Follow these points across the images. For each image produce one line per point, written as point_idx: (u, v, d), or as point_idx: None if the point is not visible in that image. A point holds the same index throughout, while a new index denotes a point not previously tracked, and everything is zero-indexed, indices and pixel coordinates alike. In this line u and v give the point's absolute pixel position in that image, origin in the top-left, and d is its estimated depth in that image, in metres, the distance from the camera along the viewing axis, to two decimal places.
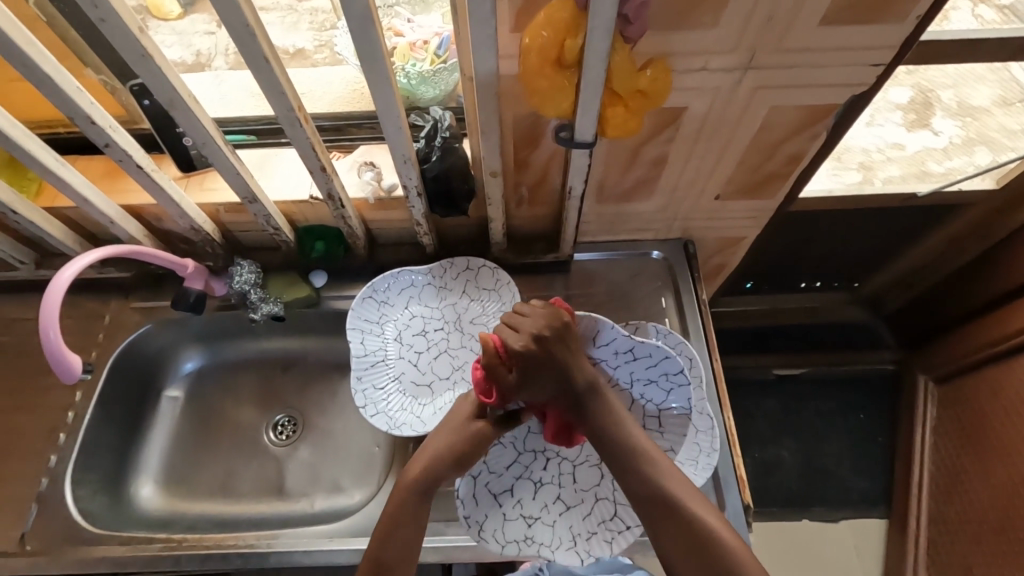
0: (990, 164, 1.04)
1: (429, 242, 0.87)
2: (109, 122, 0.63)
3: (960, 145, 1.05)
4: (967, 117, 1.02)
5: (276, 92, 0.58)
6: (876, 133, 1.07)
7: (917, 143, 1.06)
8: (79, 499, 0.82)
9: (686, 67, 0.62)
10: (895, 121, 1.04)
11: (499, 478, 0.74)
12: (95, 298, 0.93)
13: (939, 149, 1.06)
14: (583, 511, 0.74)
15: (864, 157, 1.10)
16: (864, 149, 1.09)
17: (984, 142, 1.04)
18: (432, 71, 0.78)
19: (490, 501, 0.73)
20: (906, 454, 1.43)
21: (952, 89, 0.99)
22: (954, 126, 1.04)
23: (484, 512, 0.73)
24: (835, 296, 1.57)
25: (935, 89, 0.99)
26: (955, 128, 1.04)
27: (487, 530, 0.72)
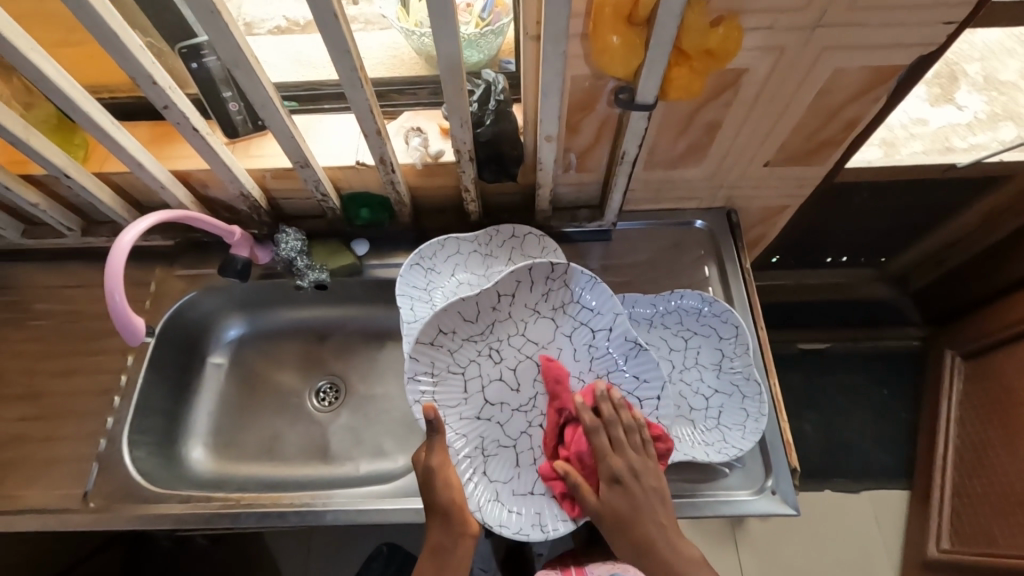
0: (1016, 139, 1.04)
1: (475, 210, 0.87)
2: (168, 83, 0.63)
3: (984, 121, 1.04)
4: (993, 92, 1.04)
5: (341, 52, 0.57)
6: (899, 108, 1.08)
7: (941, 118, 1.06)
8: (135, 458, 0.84)
9: (754, 26, 0.60)
10: (918, 94, 1.06)
11: (517, 479, 0.76)
12: (141, 266, 0.94)
13: (963, 124, 1.05)
14: None
15: (886, 132, 1.07)
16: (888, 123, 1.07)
17: (1009, 118, 1.04)
18: (479, 34, 0.76)
19: (529, 500, 0.74)
20: (931, 426, 1.44)
21: (979, 62, 1.03)
22: (979, 102, 1.04)
23: (534, 512, 0.73)
24: (863, 272, 1.58)
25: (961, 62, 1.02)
26: (980, 103, 1.05)
27: (546, 520, 0.72)
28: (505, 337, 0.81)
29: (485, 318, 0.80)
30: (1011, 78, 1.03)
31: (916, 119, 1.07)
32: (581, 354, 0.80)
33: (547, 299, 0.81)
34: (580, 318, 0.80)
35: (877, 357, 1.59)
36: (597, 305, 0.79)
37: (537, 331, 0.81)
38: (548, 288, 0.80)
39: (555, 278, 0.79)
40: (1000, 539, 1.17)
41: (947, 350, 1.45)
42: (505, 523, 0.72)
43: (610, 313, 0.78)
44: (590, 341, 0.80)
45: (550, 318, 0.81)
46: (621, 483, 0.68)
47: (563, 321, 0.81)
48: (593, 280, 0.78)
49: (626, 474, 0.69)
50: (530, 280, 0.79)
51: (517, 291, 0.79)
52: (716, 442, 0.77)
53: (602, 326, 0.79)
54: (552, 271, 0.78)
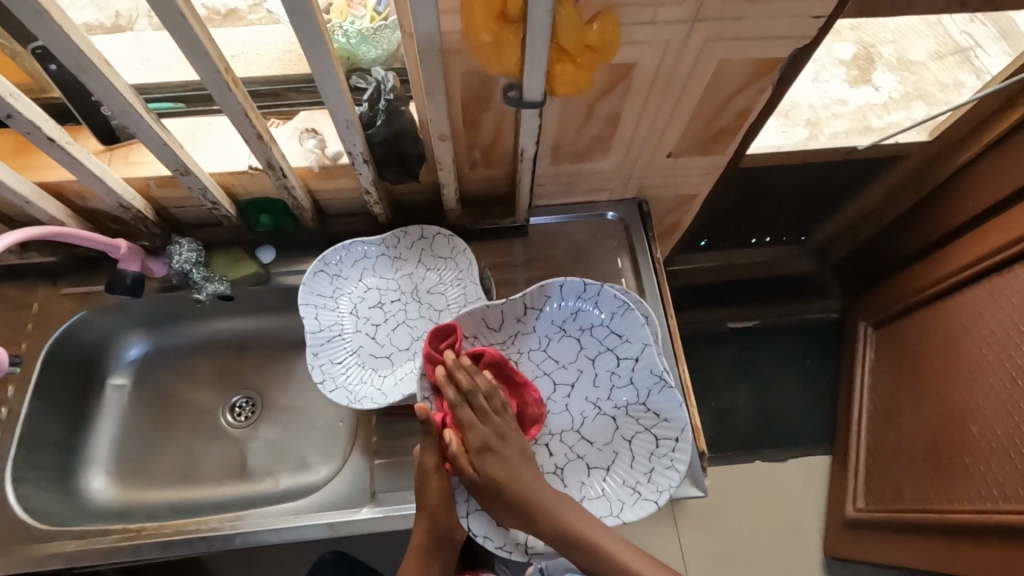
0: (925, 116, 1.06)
1: (381, 212, 0.84)
2: (9, 90, 0.57)
3: (898, 100, 1.09)
4: (905, 73, 1.08)
5: (199, 53, 0.53)
6: (822, 90, 1.11)
7: (860, 99, 1.08)
8: (23, 496, 0.78)
9: (635, 20, 0.60)
10: (839, 77, 1.09)
11: None
12: (19, 285, 0.87)
13: (880, 104, 1.09)
14: (624, 459, 0.73)
15: (810, 114, 1.12)
16: (810, 105, 1.11)
17: (921, 96, 1.07)
18: (373, 29, 0.73)
19: None
20: (848, 394, 1.53)
21: (892, 44, 1.07)
22: (893, 81, 1.08)
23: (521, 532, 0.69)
24: (786, 250, 1.64)
25: (875, 45, 1.06)
26: (894, 83, 1.09)
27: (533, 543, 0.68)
28: (526, 351, 0.78)
29: (508, 328, 0.77)
30: (920, 57, 1.08)
31: (836, 99, 1.09)
32: (603, 381, 0.76)
33: (575, 318, 0.76)
34: (607, 343, 0.75)
35: (801, 330, 1.67)
36: (627, 332, 0.74)
37: (560, 349, 0.77)
38: (576, 308, 0.76)
39: (587, 297, 0.75)
40: (905, 494, 1.26)
41: (860, 321, 1.54)
42: (488, 535, 0.69)
43: (639, 341, 0.73)
44: (616, 367, 0.75)
45: (575, 339, 0.77)
46: (488, 447, 0.67)
47: (589, 343, 0.76)
48: (624, 305, 0.73)
49: (492, 439, 0.67)
50: (561, 296, 0.76)
51: (544, 305, 0.76)
52: None
53: (628, 355, 0.74)
54: (584, 289, 0.75)
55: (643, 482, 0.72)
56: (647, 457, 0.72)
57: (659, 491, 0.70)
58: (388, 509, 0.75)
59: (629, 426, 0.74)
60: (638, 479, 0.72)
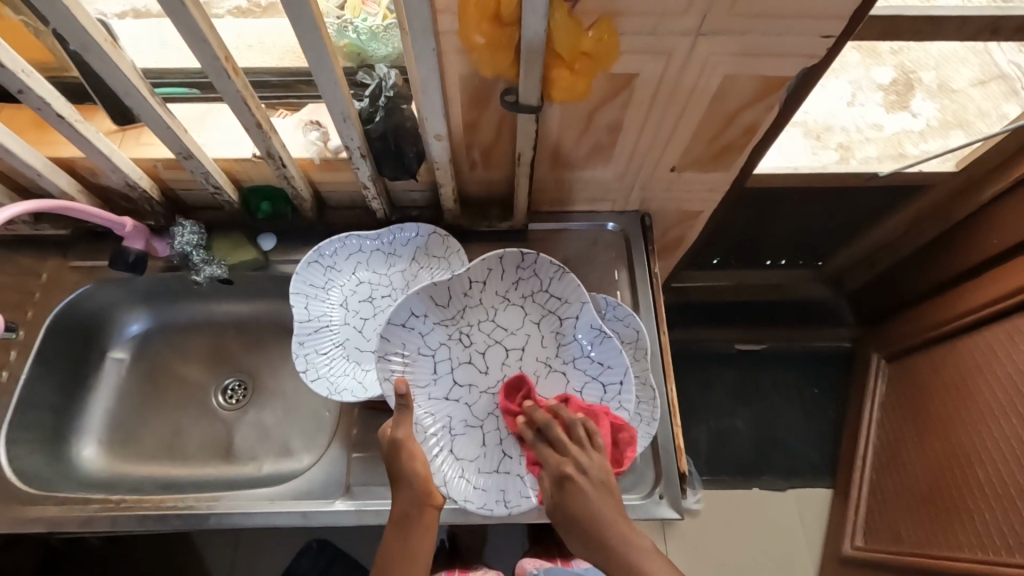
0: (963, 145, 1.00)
1: (379, 208, 0.85)
2: (21, 67, 0.59)
3: (937, 128, 1.03)
4: (945, 100, 1.02)
5: (199, 40, 0.55)
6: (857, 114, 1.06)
7: (896, 125, 1.05)
8: (15, 458, 0.81)
9: (635, 30, 0.60)
10: (875, 101, 1.04)
11: (483, 458, 0.75)
12: (30, 255, 0.90)
13: (916, 131, 1.04)
14: None
15: (843, 137, 1.07)
16: (845, 129, 1.06)
17: (961, 125, 1.02)
18: (384, 27, 0.74)
19: (493, 478, 0.73)
20: (855, 427, 1.48)
21: (934, 70, 1.02)
22: (931, 108, 1.03)
23: (498, 490, 0.73)
24: (800, 273, 1.60)
25: (916, 71, 1.02)
26: (933, 110, 1.04)
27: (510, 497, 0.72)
28: (476, 322, 0.79)
29: (457, 303, 0.79)
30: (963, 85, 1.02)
31: (872, 123, 1.05)
32: (549, 342, 0.79)
33: (518, 287, 0.79)
34: (548, 306, 0.79)
35: (810, 357, 1.62)
36: (567, 294, 0.78)
37: (506, 317, 0.80)
38: (519, 278, 0.79)
39: (527, 267, 0.78)
40: (905, 535, 1.21)
41: (873, 353, 1.49)
42: (468, 499, 0.71)
43: (577, 301, 0.78)
44: (558, 328, 0.79)
45: (520, 306, 0.80)
46: (567, 476, 0.62)
47: (532, 309, 0.80)
48: (561, 270, 0.77)
49: (573, 470, 0.62)
50: (502, 268, 0.78)
51: (487, 278, 0.79)
52: None
53: (569, 314, 0.78)
54: (521, 260, 0.78)
55: None
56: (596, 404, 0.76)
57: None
58: (361, 503, 0.76)
59: (575, 378, 0.78)
60: None
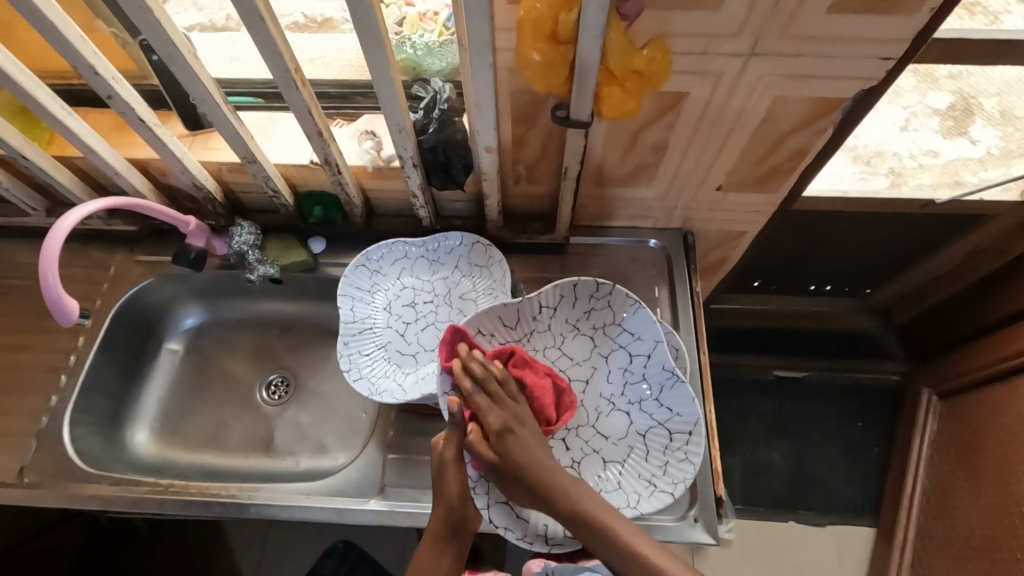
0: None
1: (426, 216, 0.87)
2: (112, 75, 0.65)
3: (997, 156, 1.00)
4: (1008, 128, 0.99)
5: (273, 53, 0.59)
6: (911, 139, 1.03)
7: (952, 151, 1.01)
8: (76, 438, 0.86)
9: (687, 50, 0.61)
10: (931, 128, 1.00)
11: None
12: (101, 249, 0.96)
13: (975, 159, 1.01)
14: (640, 453, 0.74)
15: (895, 163, 1.04)
16: (896, 154, 1.04)
17: None
18: (439, 43, 0.77)
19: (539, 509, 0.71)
20: (901, 464, 1.41)
21: (996, 97, 0.96)
22: (993, 136, 1.00)
23: (541, 522, 0.70)
24: (845, 304, 1.54)
25: (977, 96, 0.96)
26: (995, 138, 1.00)
27: (552, 533, 0.69)
28: (541, 348, 0.79)
29: (524, 326, 0.79)
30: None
31: (927, 150, 1.03)
32: (616, 377, 0.78)
33: (589, 317, 0.79)
34: (620, 341, 0.78)
35: (854, 389, 1.56)
36: (639, 330, 0.77)
37: (574, 347, 0.80)
38: (591, 307, 0.79)
39: (600, 297, 0.78)
40: None
41: (924, 389, 1.42)
42: (508, 527, 0.69)
43: (651, 339, 0.75)
44: (628, 365, 0.77)
45: (589, 338, 0.79)
46: (509, 432, 0.65)
47: (602, 341, 0.79)
48: (637, 304, 0.76)
49: (513, 422, 0.66)
50: (574, 296, 0.78)
51: (559, 305, 0.79)
52: None
53: (640, 351, 0.77)
54: (597, 290, 0.77)
55: (658, 475, 0.73)
56: (661, 451, 0.74)
57: (673, 482, 0.72)
58: (393, 504, 0.77)
59: (639, 418, 0.76)
60: (652, 473, 0.73)
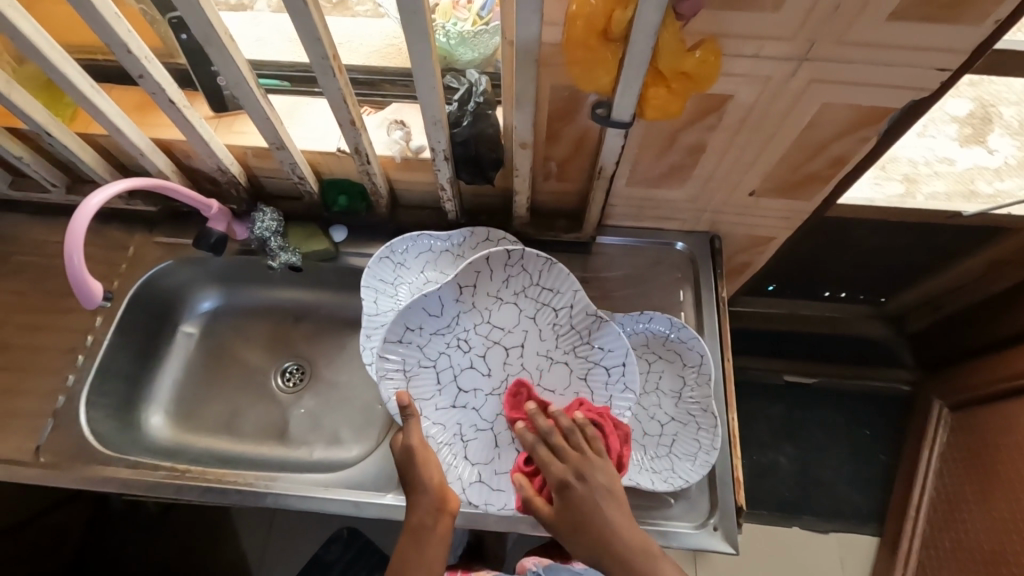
0: None
1: (452, 209, 0.86)
2: (144, 54, 0.63)
3: (1015, 166, 0.98)
4: None
5: (312, 38, 0.57)
6: (927, 146, 1.01)
7: (969, 159, 0.99)
8: (92, 419, 0.85)
9: (737, 52, 0.59)
10: (948, 134, 0.97)
11: (498, 459, 0.77)
12: (120, 228, 0.95)
13: (991, 168, 0.99)
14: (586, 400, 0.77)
15: (908, 168, 1.03)
16: (911, 160, 1.02)
17: None
18: (473, 33, 0.75)
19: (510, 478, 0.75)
20: (909, 475, 1.41)
21: (1016, 105, 0.92)
22: (1011, 146, 0.97)
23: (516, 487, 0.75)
24: (858, 309, 1.53)
25: (997, 104, 0.92)
26: (1013, 148, 0.97)
27: None
28: (471, 326, 0.79)
29: (450, 311, 0.78)
30: None
31: (942, 157, 1.01)
32: (547, 334, 0.79)
33: (509, 285, 0.78)
34: (542, 299, 0.78)
35: (864, 397, 1.55)
36: (558, 285, 0.77)
37: (502, 316, 0.79)
38: (509, 275, 0.77)
39: (515, 262, 0.76)
40: None
41: (935, 400, 1.41)
42: (490, 501, 0.74)
43: (569, 290, 0.77)
44: (554, 320, 0.78)
45: (513, 303, 0.79)
46: (568, 489, 0.66)
47: (525, 304, 0.79)
48: (549, 262, 0.76)
49: (573, 477, 0.67)
50: (490, 268, 0.76)
51: (478, 280, 0.77)
52: (665, 471, 0.76)
53: (562, 304, 0.78)
54: (509, 257, 0.76)
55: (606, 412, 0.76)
56: (603, 388, 0.77)
57: (622, 413, 0.76)
58: None
59: (575, 369, 0.78)
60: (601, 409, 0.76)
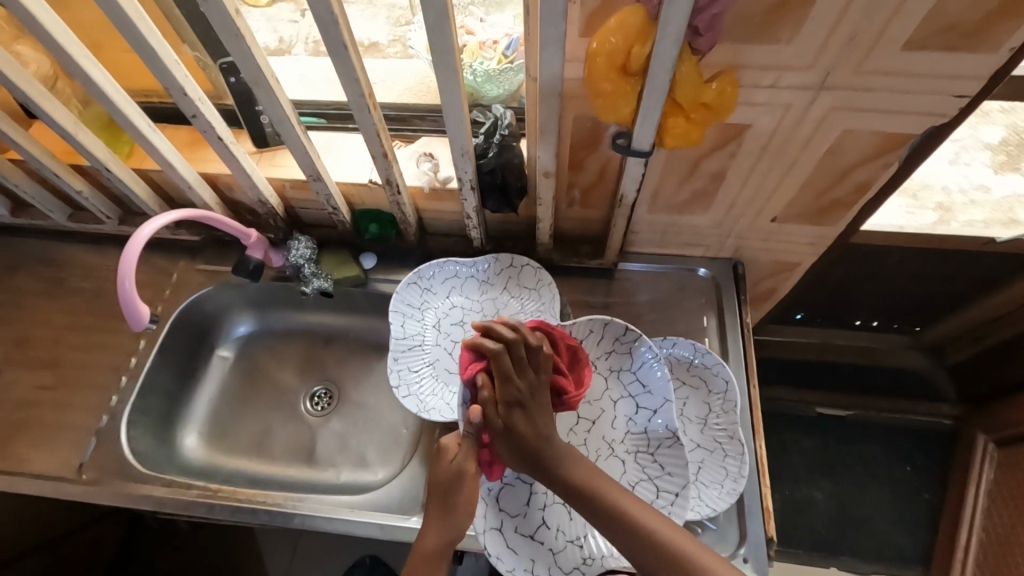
0: None
1: (477, 236, 0.89)
2: (198, 95, 0.69)
3: None
4: None
5: (351, 78, 0.61)
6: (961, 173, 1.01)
7: (1005, 187, 0.98)
8: (132, 438, 0.89)
9: (755, 83, 0.61)
10: (982, 161, 0.99)
11: (523, 518, 0.74)
12: (166, 256, 1.01)
13: None
14: None
15: (943, 197, 1.02)
16: (944, 187, 1.01)
17: None
18: (499, 70, 0.79)
19: (527, 543, 0.72)
20: (955, 515, 1.34)
21: None
22: None
23: (528, 558, 0.71)
24: (896, 339, 1.47)
25: None
26: None
27: (538, 570, 0.70)
28: None
29: None
30: None
31: (977, 184, 0.99)
32: (620, 426, 0.78)
33: (608, 359, 0.79)
34: (630, 389, 0.78)
35: (902, 430, 1.49)
36: (651, 383, 0.76)
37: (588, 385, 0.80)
38: (613, 350, 0.79)
39: (625, 341, 0.78)
40: None
41: (980, 435, 1.35)
42: (500, 557, 0.70)
43: (661, 394, 0.75)
44: (633, 415, 0.77)
45: (603, 378, 0.80)
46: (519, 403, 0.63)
47: (614, 385, 0.79)
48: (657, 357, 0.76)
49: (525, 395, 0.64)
50: (602, 333, 0.79)
51: (584, 339, 0.80)
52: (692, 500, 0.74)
53: (648, 405, 0.76)
54: (624, 333, 0.78)
55: None
56: None
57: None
58: None
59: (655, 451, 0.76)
60: None
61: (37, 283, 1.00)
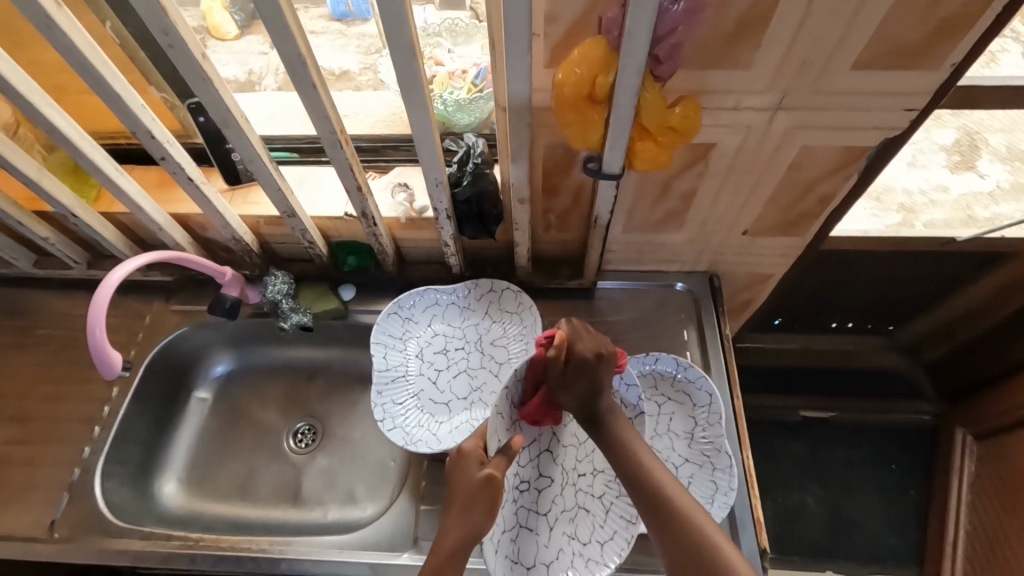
0: None
1: (457, 263, 0.89)
2: (166, 137, 0.68)
3: (1009, 191, 1.00)
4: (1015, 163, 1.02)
5: (321, 116, 0.62)
6: (921, 175, 1.04)
7: (962, 186, 1.02)
8: (106, 490, 0.85)
9: (716, 105, 0.63)
10: (939, 163, 1.03)
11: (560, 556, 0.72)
12: (139, 299, 0.98)
13: (985, 193, 1.02)
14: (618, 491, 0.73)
15: (906, 198, 1.05)
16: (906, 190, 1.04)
17: None
18: (469, 99, 0.80)
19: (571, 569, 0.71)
20: (942, 509, 1.36)
21: (1001, 133, 1.01)
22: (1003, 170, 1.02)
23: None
24: (870, 340, 1.49)
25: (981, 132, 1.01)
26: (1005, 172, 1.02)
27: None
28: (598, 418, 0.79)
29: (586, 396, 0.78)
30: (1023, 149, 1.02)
31: (936, 185, 1.03)
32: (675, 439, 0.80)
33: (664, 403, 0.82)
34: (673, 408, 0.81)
35: (886, 430, 1.51)
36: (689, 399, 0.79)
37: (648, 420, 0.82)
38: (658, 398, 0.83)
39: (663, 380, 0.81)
40: None
41: (959, 430, 1.38)
42: None
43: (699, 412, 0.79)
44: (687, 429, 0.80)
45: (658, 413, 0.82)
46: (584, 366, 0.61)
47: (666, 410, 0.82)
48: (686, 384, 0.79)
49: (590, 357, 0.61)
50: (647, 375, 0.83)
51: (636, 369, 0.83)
52: None
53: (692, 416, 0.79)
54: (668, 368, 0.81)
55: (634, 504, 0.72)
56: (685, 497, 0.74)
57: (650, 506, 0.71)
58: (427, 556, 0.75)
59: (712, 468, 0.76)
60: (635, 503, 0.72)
61: (3, 333, 0.97)
